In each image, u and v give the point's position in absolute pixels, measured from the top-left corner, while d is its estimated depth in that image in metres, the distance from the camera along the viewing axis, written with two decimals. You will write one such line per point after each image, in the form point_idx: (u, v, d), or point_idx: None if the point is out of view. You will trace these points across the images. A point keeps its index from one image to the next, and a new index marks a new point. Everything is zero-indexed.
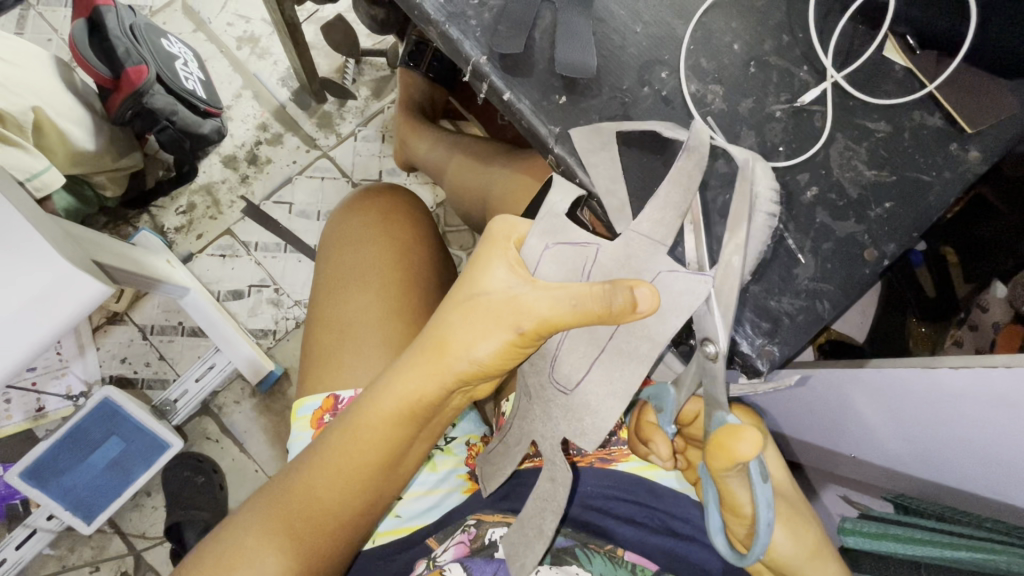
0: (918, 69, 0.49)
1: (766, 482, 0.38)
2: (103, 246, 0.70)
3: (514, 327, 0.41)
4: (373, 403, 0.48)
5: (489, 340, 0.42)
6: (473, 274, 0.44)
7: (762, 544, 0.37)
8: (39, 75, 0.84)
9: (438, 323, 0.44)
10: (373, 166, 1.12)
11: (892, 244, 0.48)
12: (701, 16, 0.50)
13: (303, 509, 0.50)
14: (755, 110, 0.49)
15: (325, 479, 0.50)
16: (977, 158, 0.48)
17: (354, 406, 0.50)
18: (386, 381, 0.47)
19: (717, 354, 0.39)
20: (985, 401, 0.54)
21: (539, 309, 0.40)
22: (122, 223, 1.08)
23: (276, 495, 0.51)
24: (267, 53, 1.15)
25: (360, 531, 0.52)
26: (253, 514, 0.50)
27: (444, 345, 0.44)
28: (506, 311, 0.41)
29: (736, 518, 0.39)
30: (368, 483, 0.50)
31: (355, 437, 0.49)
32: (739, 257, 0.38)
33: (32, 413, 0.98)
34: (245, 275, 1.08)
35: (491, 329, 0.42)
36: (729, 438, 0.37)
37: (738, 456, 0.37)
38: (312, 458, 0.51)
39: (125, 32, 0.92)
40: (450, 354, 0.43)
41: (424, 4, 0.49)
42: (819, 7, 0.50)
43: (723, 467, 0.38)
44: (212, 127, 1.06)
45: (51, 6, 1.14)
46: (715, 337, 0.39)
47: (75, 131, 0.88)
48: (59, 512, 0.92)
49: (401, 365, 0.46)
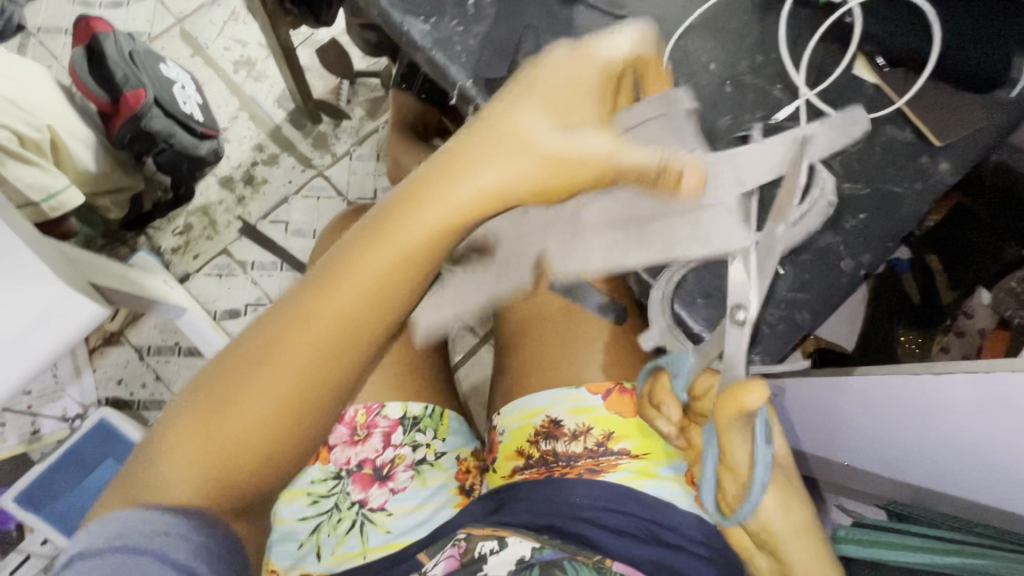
0: (887, 86, 0.51)
1: (769, 445, 0.39)
2: (100, 268, 0.71)
3: (540, 185, 0.36)
4: (338, 280, 0.36)
5: (510, 174, 0.35)
6: (490, 110, 0.37)
7: (755, 501, 0.39)
8: (52, 96, 0.86)
9: (450, 161, 0.36)
10: (368, 184, 1.14)
11: (869, 254, 0.49)
12: (678, 39, 0.52)
13: (229, 414, 0.36)
14: (732, 127, 0.51)
15: (267, 378, 0.36)
16: (947, 169, 0.50)
17: (309, 275, 0.37)
18: (385, 229, 0.36)
19: (746, 321, 0.42)
20: (968, 408, 0.54)
21: (563, 155, 0.36)
22: (120, 244, 1.09)
23: (199, 400, 0.37)
24: (262, 75, 1.17)
25: (292, 431, 0.38)
26: (177, 408, 0.37)
27: (454, 178, 0.35)
28: (526, 152, 0.36)
29: (731, 477, 0.40)
30: (319, 389, 0.37)
31: (323, 311, 0.35)
32: (784, 226, 0.43)
33: (27, 437, 1.01)
34: (241, 294, 1.09)
35: (510, 161, 0.35)
36: (738, 390, 0.37)
37: (745, 406, 0.37)
38: (253, 339, 0.36)
39: (125, 59, 0.95)
40: (453, 193, 0.35)
41: (411, 31, 0.51)
42: (790, 28, 0.52)
43: (729, 418, 0.37)
44: (209, 148, 1.08)
45: (51, 34, 1.17)
46: (748, 305, 0.42)
47: (82, 151, 0.90)
48: (53, 536, 0.91)
49: (404, 213, 0.36)
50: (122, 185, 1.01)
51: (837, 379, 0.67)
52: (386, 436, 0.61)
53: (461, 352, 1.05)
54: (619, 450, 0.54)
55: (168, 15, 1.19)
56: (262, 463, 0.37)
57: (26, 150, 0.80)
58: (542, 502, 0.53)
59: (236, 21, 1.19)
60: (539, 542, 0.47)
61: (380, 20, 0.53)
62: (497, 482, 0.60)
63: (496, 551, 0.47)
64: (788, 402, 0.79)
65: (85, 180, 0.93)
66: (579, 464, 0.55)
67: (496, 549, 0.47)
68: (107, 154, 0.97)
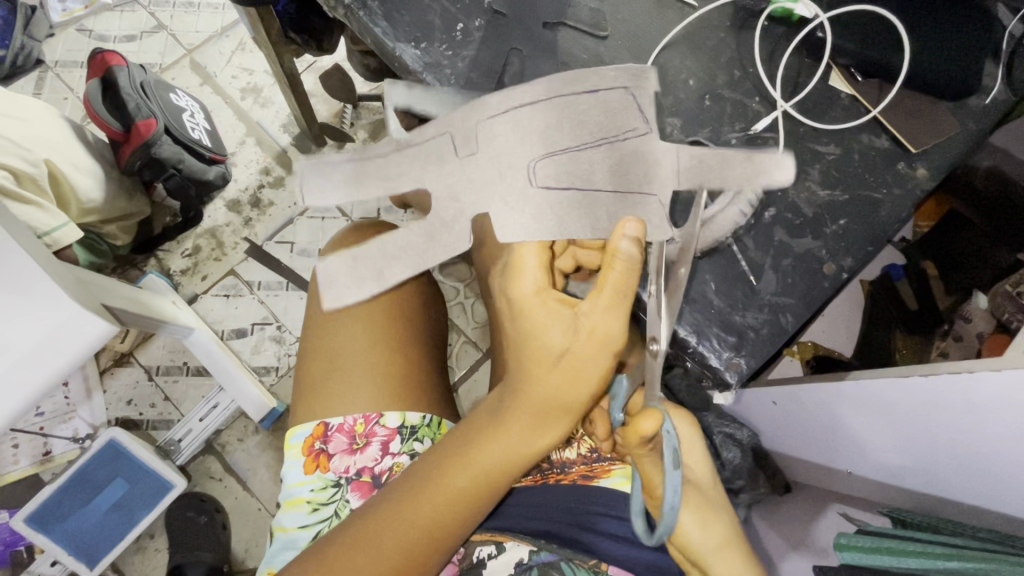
0: (862, 97, 0.52)
1: (676, 470, 0.41)
2: (112, 291, 0.73)
3: (606, 351, 0.44)
4: (493, 446, 0.47)
5: (594, 371, 0.44)
6: (532, 317, 0.44)
7: (663, 528, 0.41)
8: (59, 133, 0.91)
9: (541, 376, 0.44)
10: (372, 204, 1.17)
11: (850, 259, 0.50)
12: (658, 55, 0.54)
13: (401, 553, 0.47)
14: (712, 139, 0.53)
15: (444, 509, 0.47)
16: (925, 174, 0.51)
17: (450, 451, 0.48)
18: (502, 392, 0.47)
19: (659, 352, 0.44)
20: (958, 409, 0.55)
21: (614, 325, 0.43)
22: (132, 267, 1.13)
23: (375, 524, 0.48)
24: (268, 102, 1.22)
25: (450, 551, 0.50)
26: (362, 522, 0.49)
27: (557, 398, 0.44)
28: (589, 341, 0.43)
29: (653, 500, 0.45)
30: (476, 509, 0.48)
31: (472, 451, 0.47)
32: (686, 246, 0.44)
33: (39, 458, 1.03)
34: (247, 314, 1.11)
35: (591, 362, 0.43)
36: (637, 417, 0.43)
37: (643, 432, 0.42)
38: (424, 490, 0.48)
39: (136, 90, 1.00)
40: (564, 398, 0.44)
41: (403, 56, 0.54)
42: (766, 44, 0.55)
43: (635, 443, 0.43)
44: (217, 173, 1.12)
45: (68, 67, 1.22)
46: (658, 335, 0.43)
47: (81, 181, 0.92)
48: (61, 557, 0.92)
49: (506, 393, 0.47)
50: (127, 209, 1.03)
51: (832, 384, 0.68)
52: (384, 445, 0.62)
53: (462, 367, 1.07)
54: (611, 455, 0.54)
55: (179, 47, 1.25)
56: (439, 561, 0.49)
57: (22, 188, 0.82)
58: (544, 508, 0.53)
59: (244, 51, 1.24)
60: (535, 545, 0.48)
61: (373, 45, 0.56)
62: None
63: (494, 555, 0.50)
64: (785, 410, 0.80)
65: (90, 209, 0.96)
66: (573, 471, 0.55)
67: (494, 553, 0.50)
68: (113, 182, 1.00)
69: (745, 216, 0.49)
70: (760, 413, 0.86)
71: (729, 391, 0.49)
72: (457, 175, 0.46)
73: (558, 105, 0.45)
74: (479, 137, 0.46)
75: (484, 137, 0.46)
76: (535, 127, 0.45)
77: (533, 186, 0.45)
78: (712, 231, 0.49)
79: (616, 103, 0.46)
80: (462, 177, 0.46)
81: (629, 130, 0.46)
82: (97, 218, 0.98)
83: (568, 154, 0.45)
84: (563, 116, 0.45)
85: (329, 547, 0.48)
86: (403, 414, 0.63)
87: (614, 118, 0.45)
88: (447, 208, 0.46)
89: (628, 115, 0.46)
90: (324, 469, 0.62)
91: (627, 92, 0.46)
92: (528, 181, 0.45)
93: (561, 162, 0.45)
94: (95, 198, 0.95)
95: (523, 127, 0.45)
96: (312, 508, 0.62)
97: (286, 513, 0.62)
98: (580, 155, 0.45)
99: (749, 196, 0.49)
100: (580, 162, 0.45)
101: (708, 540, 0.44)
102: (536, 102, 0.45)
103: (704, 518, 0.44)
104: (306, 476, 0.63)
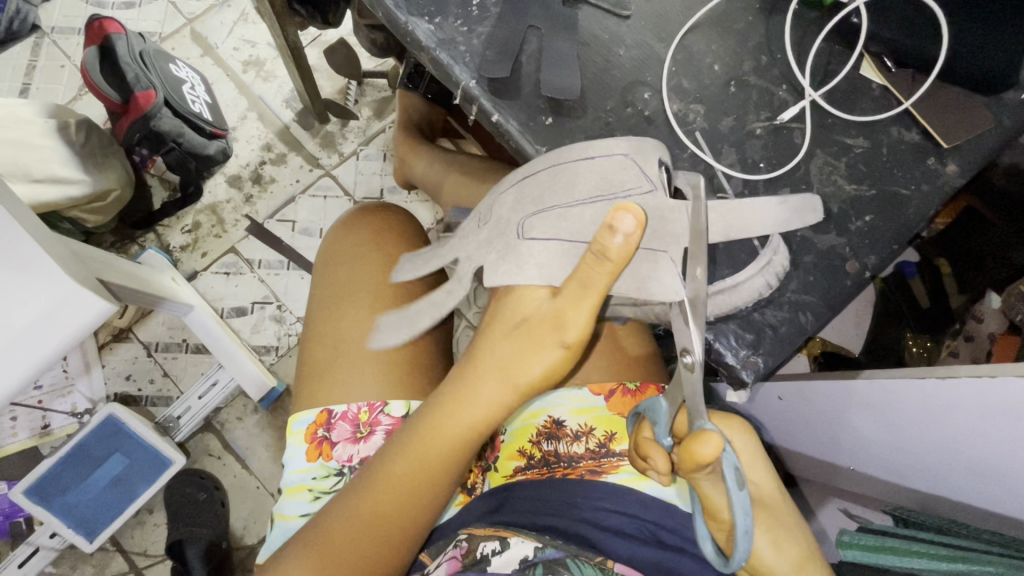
0: (894, 87, 0.50)
1: (742, 490, 0.37)
2: (108, 266, 0.72)
3: (560, 342, 0.45)
4: (437, 425, 0.49)
5: (541, 360, 0.46)
6: (509, 310, 0.47)
7: (741, 551, 0.37)
8: (7, 133, 0.90)
9: (495, 356, 0.48)
10: (375, 184, 1.15)
11: (873, 256, 0.49)
12: (683, 38, 0.52)
13: (358, 528, 0.50)
14: (735, 127, 0.51)
15: (390, 492, 0.50)
16: (955, 171, 0.50)
17: (408, 426, 0.51)
18: (452, 381, 0.49)
19: (694, 364, 0.41)
20: (973, 413, 0.53)
21: (577, 322, 0.44)
22: (130, 242, 1.10)
23: (345, 507, 0.51)
24: (271, 76, 1.18)
25: (408, 556, 0.52)
26: (334, 508, 0.52)
27: (504, 375, 0.47)
28: (549, 331, 0.45)
29: (718, 526, 0.39)
30: (423, 493, 0.51)
31: (413, 453, 0.50)
32: (701, 269, 0.42)
33: (38, 431, 1.02)
34: (247, 292, 1.10)
35: (541, 348, 0.46)
36: (692, 441, 0.38)
37: (700, 458, 0.37)
38: (379, 469, 0.51)
39: (135, 59, 1.00)
40: (509, 377, 0.47)
41: (415, 30, 0.51)
42: (796, 29, 0.52)
43: (689, 469, 0.38)
44: (218, 148, 1.10)
45: (65, 34, 1.18)
46: (692, 346, 0.41)
47: (25, 186, 0.91)
48: (61, 530, 0.92)
49: (455, 382, 0.49)
50: (94, 192, 0.98)
51: (843, 382, 0.67)
52: (388, 434, 0.62)
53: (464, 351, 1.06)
54: (621, 451, 0.55)
55: (179, 16, 1.20)
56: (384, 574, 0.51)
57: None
58: (550, 503, 0.52)
59: (246, 22, 1.20)
60: (541, 542, 0.46)
61: (385, 19, 0.53)
62: (496, 481, 0.60)
63: (498, 551, 0.47)
64: (792, 403, 0.79)
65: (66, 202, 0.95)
66: (581, 465, 0.55)
67: (499, 548, 0.47)
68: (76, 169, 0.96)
69: (766, 283, 0.47)
70: (763, 405, 0.85)
71: (745, 389, 0.48)
72: (473, 237, 0.51)
73: (556, 165, 0.46)
74: (490, 209, 0.50)
75: (491, 210, 0.50)
76: (532, 190, 0.47)
77: (521, 240, 0.47)
78: (730, 297, 0.46)
79: (614, 169, 0.46)
80: (475, 243, 0.50)
81: (630, 188, 0.45)
82: (59, 207, 0.95)
83: (557, 211, 0.46)
84: (550, 185, 0.46)
85: (325, 522, 0.52)
86: (408, 403, 0.63)
87: (609, 184, 0.45)
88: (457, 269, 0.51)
89: (631, 175, 0.45)
90: (327, 456, 0.62)
91: (628, 158, 0.45)
92: (517, 234, 0.47)
93: (550, 218, 0.46)
94: (48, 196, 0.93)
95: (519, 196, 0.48)
96: (313, 496, 0.61)
97: (287, 499, 0.62)
98: (569, 211, 0.46)
99: (768, 262, 0.47)
100: (571, 218, 0.46)
101: (783, 562, 0.40)
102: (539, 169, 0.47)
103: (779, 541, 0.40)
104: (309, 461, 0.62)
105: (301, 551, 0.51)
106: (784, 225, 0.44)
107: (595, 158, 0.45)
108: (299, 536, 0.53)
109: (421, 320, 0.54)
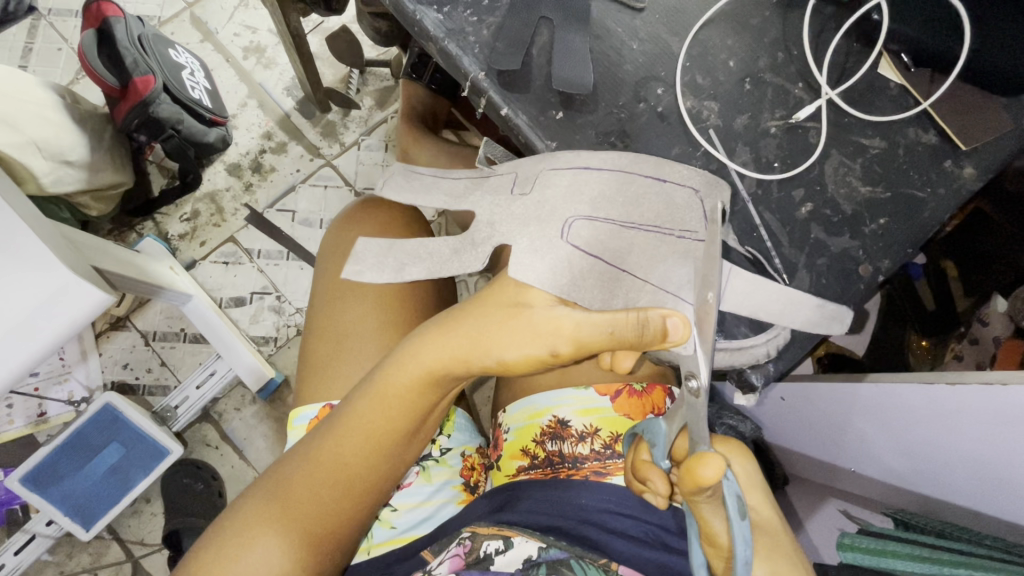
0: (913, 87, 0.50)
1: (743, 517, 0.36)
2: (105, 253, 0.71)
3: (550, 348, 0.44)
4: (401, 379, 0.49)
5: (520, 343, 0.45)
6: (500, 283, 0.47)
7: None
8: (51, 113, 0.89)
9: (471, 323, 0.46)
10: (375, 174, 1.13)
11: (888, 260, 0.49)
12: (698, 32, 0.51)
13: (315, 483, 0.49)
14: (751, 125, 0.50)
15: (351, 447, 0.50)
16: (972, 174, 0.49)
17: (371, 381, 0.50)
18: (422, 342, 0.48)
19: (700, 392, 0.40)
20: (984, 418, 0.53)
21: (575, 334, 0.43)
22: (129, 230, 1.09)
23: (300, 462, 0.50)
24: (272, 63, 1.16)
25: (359, 515, 0.51)
26: (289, 460, 0.51)
27: (478, 343, 0.46)
28: (542, 327, 0.44)
29: (716, 552, 0.38)
30: (384, 449, 0.51)
31: (378, 410, 0.49)
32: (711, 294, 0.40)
33: (34, 419, 1.01)
34: (246, 282, 1.08)
35: (524, 333, 0.45)
36: (694, 464, 0.36)
37: (702, 481, 0.36)
38: (339, 426, 0.50)
39: (134, 43, 0.96)
40: (481, 345, 0.46)
41: (423, 20, 0.50)
42: (813, 25, 0.51)
43: (691, 492, 0.37)
44: (217, 136, 1.08)
45: (62, 16, 1.16)
46: (698, 372, 0.40)
47: (50, 163, 0.89)
48: (59, 517, 0.92)
49: (422, 342, 0.48)
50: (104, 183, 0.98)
51: (848, 384, 0.66)
52: None
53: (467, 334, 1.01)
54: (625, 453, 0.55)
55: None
56: (344, 531, 0.51)
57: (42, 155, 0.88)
58: (554, 504, 0.51)
59: (247, 8, 1.18)
60: (545, 542, 0.45)
61: (393, 9, 0.52)
62: (500, 479, 0.61)
63: (502, 550, 0.46)
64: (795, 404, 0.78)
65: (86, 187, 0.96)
66: (586, 466, 0.55)
67: (502, 548, 0.46)
68: (84, 151, 0.93)
69: (765, 354, 0.47)
70: (765, 406, 0.85)
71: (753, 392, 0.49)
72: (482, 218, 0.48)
73: (620, 179, 0.45)
74: (537, 181, 0.47)
75: (540, 183, 0.47)
76: (591, 191, 0.46)
77: (565, 241, 0.45)
78: (730, 356, 0.47)
79: (682, 201, 0.45)
80: (487, 207, 0.48)
81: (687, 230, 0.45)
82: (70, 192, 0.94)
83: (611, 227, 0.45)
84: (603, 157, 0.46)
85: (281, 474, 0.51)
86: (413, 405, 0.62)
87: (674, 213, 0.45)
88: (481, 232, 0.48)
89: (690, 216, 0.45)
90: None
91: (696, 195, 0.46)
92: (560, 234, 0.46)
93: (598, 231, 0.45)
94: (69, 177, 0.92)
95: (580, 188, 0.46)
96: None
97: None
98: (621, 231, 0.45)
99: (772, 335, 0.47)
100: (622, 239, 0.45)
101: None
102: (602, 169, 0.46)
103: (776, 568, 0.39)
104: None
105: (254, 500, 0.50)
106: (812, 327, 0.47)
107: (667, 187, 0.46)
108: (253, 487, 0.52)
109: (411, 267, 0.50)
